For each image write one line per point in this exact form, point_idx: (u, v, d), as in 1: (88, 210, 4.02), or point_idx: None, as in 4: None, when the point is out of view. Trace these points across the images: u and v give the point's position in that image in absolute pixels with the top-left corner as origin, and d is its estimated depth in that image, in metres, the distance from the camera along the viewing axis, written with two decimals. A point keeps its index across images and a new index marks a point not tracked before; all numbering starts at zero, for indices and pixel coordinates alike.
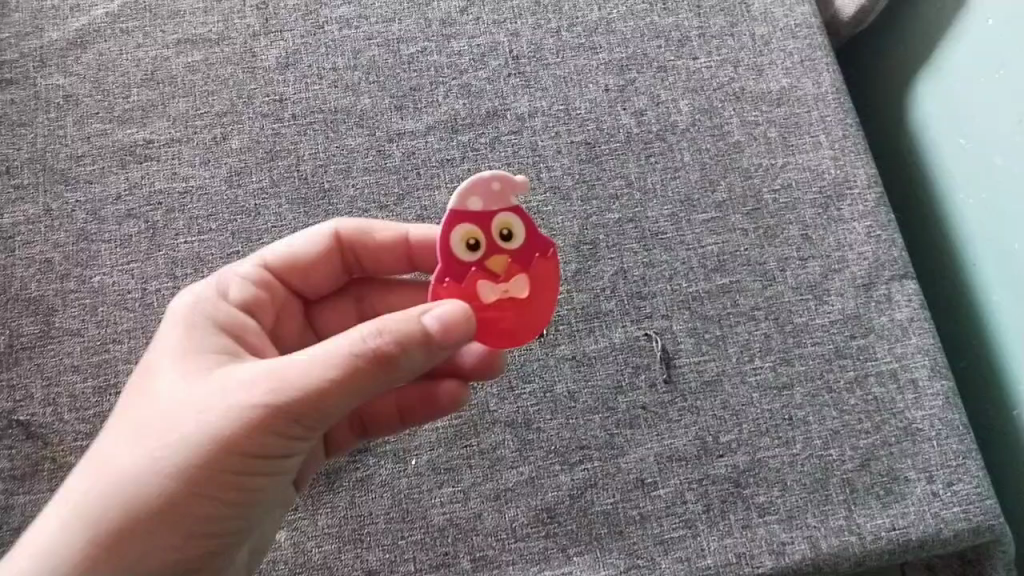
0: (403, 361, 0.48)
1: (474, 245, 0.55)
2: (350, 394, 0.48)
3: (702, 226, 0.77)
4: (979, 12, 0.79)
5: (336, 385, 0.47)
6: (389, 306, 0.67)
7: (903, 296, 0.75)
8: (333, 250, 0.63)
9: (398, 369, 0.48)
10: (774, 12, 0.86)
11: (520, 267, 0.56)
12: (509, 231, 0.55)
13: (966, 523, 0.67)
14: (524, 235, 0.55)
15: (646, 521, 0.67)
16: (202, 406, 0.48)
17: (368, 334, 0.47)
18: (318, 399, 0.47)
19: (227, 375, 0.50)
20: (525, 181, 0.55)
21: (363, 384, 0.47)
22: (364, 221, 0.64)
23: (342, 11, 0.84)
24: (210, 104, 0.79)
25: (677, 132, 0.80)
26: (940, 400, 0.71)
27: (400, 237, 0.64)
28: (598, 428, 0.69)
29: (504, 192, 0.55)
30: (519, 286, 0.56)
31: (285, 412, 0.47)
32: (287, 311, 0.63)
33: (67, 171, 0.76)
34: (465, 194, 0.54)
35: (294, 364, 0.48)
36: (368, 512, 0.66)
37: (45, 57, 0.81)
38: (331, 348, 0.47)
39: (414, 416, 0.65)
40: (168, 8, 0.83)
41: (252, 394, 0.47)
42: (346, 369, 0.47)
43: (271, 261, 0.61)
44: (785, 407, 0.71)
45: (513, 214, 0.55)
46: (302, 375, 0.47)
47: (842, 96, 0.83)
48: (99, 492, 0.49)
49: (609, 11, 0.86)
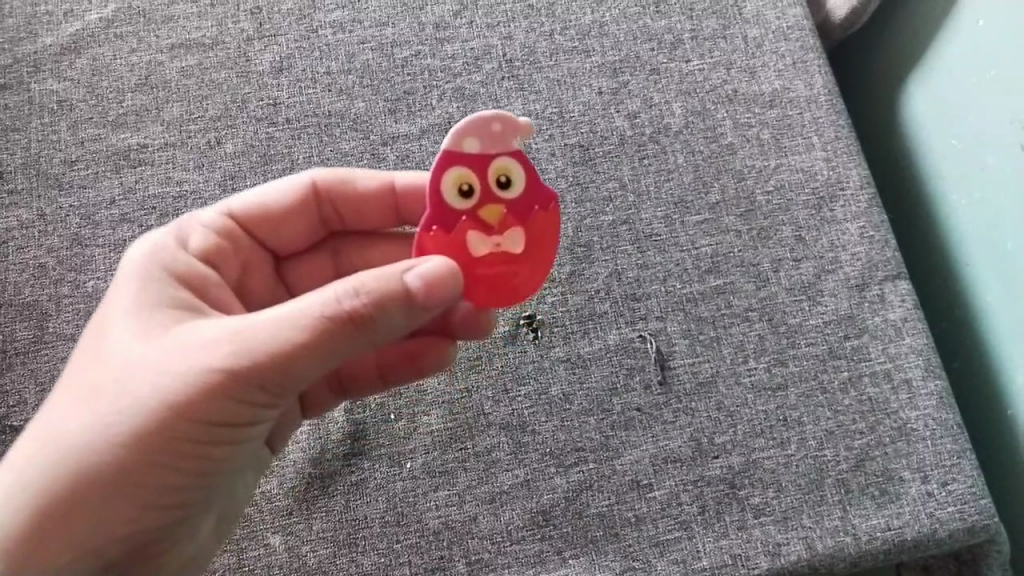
0: (381, 320, 0.48)
1: (466, 189, 0.54)
2: (327, 352, 0.48)
3: (696, 228, 0.77)
4: (970, 13, 0.79)
5: (305, 346, 0.47)
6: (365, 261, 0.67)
7: (896, 296, 0.75)
8: (309, 199, 0.63)
9: (374, 329, 0.48)
10: (767, 14, 0.87)
11: (515, 216, 0.55)
12: (505, 175, 0.55)
13: (961, 522, 0.67)
14: (522, 181, 0.55)
15: (641, 523, 0.67)
16: (165, 368, 0.49)
17: (346, 294, 0.47)
18: (286, 361, 0.47)
19: (192, 335, 0.50)
20: (526, 124, 0.55)
21: (334, 345, 0.48)
22: (340, 172, 0.64)
23: (336, 15, 0.84)
24: (204, 108, 0.79)
25: (670, 134, 0.81)
26: (934, 400, 0.71)
27: (375, 191, 0.64)
28: (593, 430, 0.69)
29: (504, 133, 0.54)
30: (513, 236, 0.55)
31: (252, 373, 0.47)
32: (257, 262, 0.64)
33: (61, 176, 0.76)
34: (463, 132, 0.54)
35: (262, 325, 0.48)
36: (363, 516, 0.66)
37: (39, 62, 0.81)
38: (302, 307, 0.47)
39: (392, 376, 0.66)
40: (162, 13, 0.83)
41: (229, 351, 0.47)
42: (316, 329, 0.47)
43: (239, 210, 0.62)
44: (779, 407, 0.71)
45: (512, 158, 0.55)
46: (269, 337, 0.47)
47: (835, 98, 0.84)
48: (58, 456, 0.49)
49: (603, 14, 0.86)
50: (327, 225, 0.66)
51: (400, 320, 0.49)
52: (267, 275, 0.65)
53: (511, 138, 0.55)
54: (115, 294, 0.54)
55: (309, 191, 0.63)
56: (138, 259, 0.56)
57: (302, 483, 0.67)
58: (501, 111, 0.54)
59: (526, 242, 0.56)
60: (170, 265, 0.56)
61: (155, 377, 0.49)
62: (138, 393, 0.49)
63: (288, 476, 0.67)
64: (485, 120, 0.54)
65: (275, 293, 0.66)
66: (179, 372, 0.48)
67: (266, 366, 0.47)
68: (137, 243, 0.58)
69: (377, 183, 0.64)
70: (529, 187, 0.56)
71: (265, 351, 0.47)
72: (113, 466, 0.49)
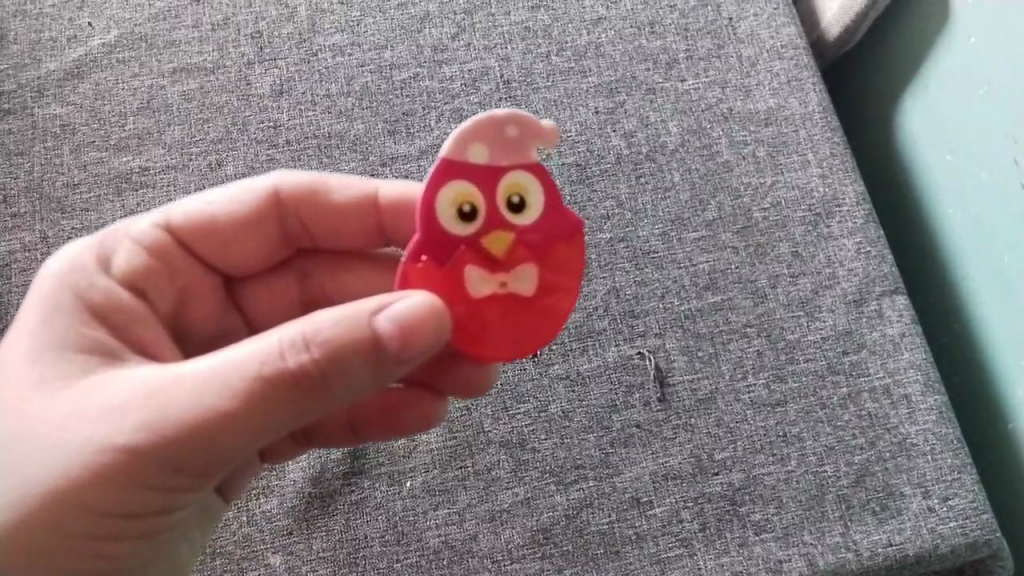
0: (347, 370, 0.46)
1: (471, 201, 0.51)
2: (290, 401, 0.45)
3: (693, 245, 0.77)
4: (959, 29, 0.79)
5: (256, 400, 0.45)
6: (332, 282, 0.67)
7: (894, 311, 0.76)
8: (270, 210, 0.62)
9: (339, 380, 0.46)
10: (760, 34, 0.88)
11: (522, 243, 0.52)
12: (515, 195, 0.51)
13: (963, 538, 0.67)
14: (534, 202, 0.52)
15: (642, 541, 0.66)
16: (107, 412, 0.47)
17: (308, 343, 0.45)
18: (236, 415, 0.45)
19: (137, 375, 0.48)
20: (549, 134, 0.51)
21: (297, 393, 0.45)
22: (304, 184, 0.63)
23: (336, 39, 0.85)
24: (205, 131, 0.80)
25: (666, 152, 0.81)
26: (933, 414, 0.71)
27: (338, 204, 0.64)
28: (593, 447, 0.70)
29: (522, 143, 0.51)
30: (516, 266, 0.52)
31: (199, 426, 0.45)
32: (203, 277, 0.63)
33: (63, 199, 0.77)
34: (467, 138, 0.51)
35: (210, 371, 0.46)
36: (363, 535, 0.66)
37: (42, 88, 0.82)
38: (254, 353, 0.45)
39: (365, 433, 0.64)
40: (163, 38, 0.85)
41: (184, 401, 0.46)
42: (267, 382, 0.45)
43: (181, 222, 0.60)
44: (779, 423, 0.71)
45: (526, 176, 0.52)
46: (219, 388, 0.45)
47: (830, 115, 0.85)
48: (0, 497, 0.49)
49: (598, 35, 0.87)
50: (291, 243, 0.66)
51: (361, 371, 0.46)
52: (215, 292, 0.64)
53: (527, 147, 0.51)
54: (35, 317, 0.52)
55: (267, 203, 0.62)
56: (59, 276, 0.54)
57: (302, 503, 0.67)
58: (516, 114, 0.51)
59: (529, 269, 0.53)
60: (98, 283, 0.54)
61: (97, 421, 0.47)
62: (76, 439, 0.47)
63: (288, 496, 0.67)
64: (497, 121, 0.51)
65: (228, 314, 0.65)
66: (122, 418, 0.46)
67: (215, 419, 0.45)
68: (57, 255, 0.56)
69: (351, 197, 0.64)
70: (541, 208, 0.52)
71: (214, 401, 0.45)
72: (56, 512, 0.48)
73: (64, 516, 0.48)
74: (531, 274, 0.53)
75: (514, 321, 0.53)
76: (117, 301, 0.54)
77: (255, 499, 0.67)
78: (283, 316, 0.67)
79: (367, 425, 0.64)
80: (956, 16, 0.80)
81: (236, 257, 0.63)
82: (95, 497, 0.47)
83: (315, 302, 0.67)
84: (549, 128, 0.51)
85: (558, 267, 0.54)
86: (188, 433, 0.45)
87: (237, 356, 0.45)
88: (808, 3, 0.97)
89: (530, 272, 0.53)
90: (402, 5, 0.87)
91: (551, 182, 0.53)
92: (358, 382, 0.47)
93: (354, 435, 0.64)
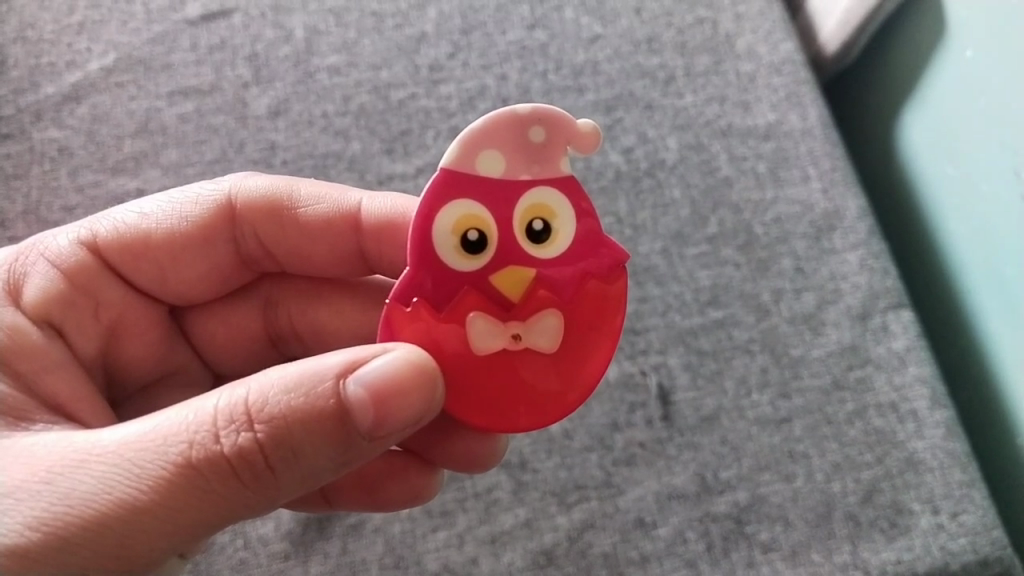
0: (307, 437, 0.44)
1: (479, 223, 0.48)
2: (243, 468, 0.44)
3: (694, 261, 0.77)
4: (955, 44, 0.79)
5: (208, 465, 0.44)
6: (298, 311, 0.69)
7: (900, 325, 0.73)
8: (217, 228, 0.64)
9: (297, 447, 0.44)
10: (758, 50, 0.87)
11: (541, 276, 0.49)
12: (535, 218, 0.48)
13: (974, 555, 0.64)
14: (558, 225, 0.49)
15: (646, 562, 0.65)
16: (36, 490, 0.45)
17: (268, 404, 0.44)
18: (180, 495, 0.44)
19: (72, 449, 0.46)
20: (588, 143, 0.48)
21: (250, 461, 0.44)
22: (262, 201, 0.64)
23: (332, 60, 0.85)
24: (201, 152, 0.80)
25: (666, 168, 0.81)
26: (941, 429, 0.69)
27: (304, 224, 0.65)
28: (595, 466, 0.68)
29: (540, 157, 0.48)
30: (533, 302, 0.49)
31: (145, 500, 0.44)
32: (134, 300, 0.64)
33: (60, 222, 0.77)
34: (479, 144, 0.48)
35: (153, 444, 0.44)
36: (361, 560, 0.64)
37: (40, 111, 0.82)
38: (201, 426, 0.44)
39: (338, 501, 0.62)
40: (161, 61, 0.85)
41: (136, 462, 0.44)
42: (213, 458, 0.44)
43: (109, 242, 0.61)
44: (785, 440, 0.69)
45: (551, 197, 0.48)
46: (164, 465, 0.44)
47: (830, 130, 0.82)
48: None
49: (595, 53, 0.87)
50: (249, 265, 0.68)
51: (319, 450, 0.44)
52: (151, 318, 0.65)
53: (554, 158, 0.48)
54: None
55: (214, 220, 0.64)
56: None
57: (299, 526, 0.65)
58: (542, 115, 0.48)
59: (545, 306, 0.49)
60: (7, 317, 0.54)
61: (19, 502, 0.45)
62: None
63: (284, 519, 0.65)
64: (520, 119, 0.48)
65: (176, 344, 0.68)
66: (56, 497, 0.45)
67: (162, 496, 0.44)
68: None
69: (314, 216, 0.65)
70: (567, 234, 0.49)
71: (160, 476, 0.44)
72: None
73: None
74: (550, 312, 0.49)
75: (525, 369, 0.49)
76: (25, 334, 0.55)
77: (251, 522, 0.65)
78: (243, 342, 0.70)
79: (342, 496, 0.62)
80: (952, 31, 0.80)
81: (173, 277, 0.64)
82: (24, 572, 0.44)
83: (280, 330, 0.70)
84: (587, 129, 0.48)
85: (585, 307, 0.50)
86: (126, 516, 0.44)
87: (182, 427, 0.44)
88: (807, 21, 0.97)
89: (552, 313, 0.49)
90: (398, 25, 0.88)
91: (580, 201, 0.49)
92: (315, 462, 0.45)
93: (328, 503, 0.63)
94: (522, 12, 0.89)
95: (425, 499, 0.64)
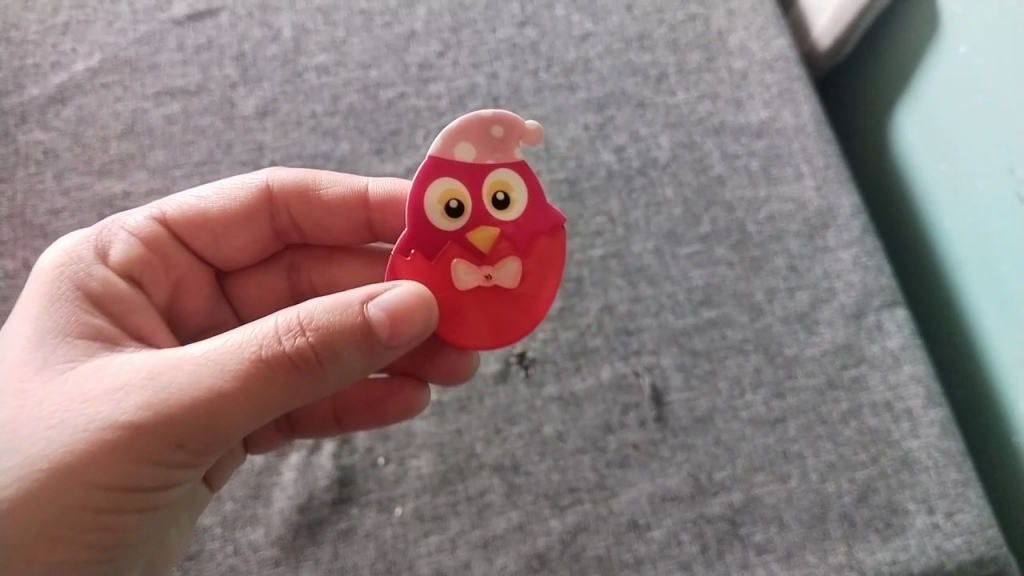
0: (341, 353, 0.47)
1: (457, 202, 0.51)
2: (286, 383, 0.47)
3: (687, 260, 0.76)
4: (949, 39, 0.79)
5: (254, 381, 0.46)
6: (323, 278, 0.69)
7: (894, 323, 0.73)
8: (261, 207, 0.64)
9: (333, 361, 0.47)
10: (751, 46, 0.86)
11: (507, 240, 0.52)
12: (500, 189, 0.51)
13: (970, 555, 0.64)
14: (518, 195, 0.52)
15: (640, 565, 0.64)
16: (83, 408, 0.46)
17: (309, 324, 0.47)
18: (227, 407, 0.46)
19: (116, 367, 0.48)
20: (537, 131, 0.51)
21: (290, 376, 0.46)
22: (299, 180, 0.65)
23: (321, 59, 0.84)
24: (188, 154, 0.79)
25: (658, 167, 0.80)
26: (936, 428, 0.69)
27: (343, 197, 0.65)
28: (589, 469, 0.68)
29: (505, 141, 0.51)
30: (501, 255, 0.52)
31: (196, 411, 0.46)
32: (194, 272, 0.64)
33: (46, 225, 0.76)
34: (457, 134, 0.51)
35: (199, 360, 0.46)
36: (352, 565, 0.64)
37: (25, 114, 0.81)
38: (248, 338, 0.46)
39: (348, 420, 0.64)
40: (147, 62, 0.84)
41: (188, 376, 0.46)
42: (262, 366, 0.46)
43: (178, 216, 0.62)
44: (779, 441, 0.69)
45: (512, 172, 0.51)
46: (213, 375, 0.46)
47: (823, 126, 0.82)
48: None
49: (586, 50, 0.86)
50: (280, 238, 0.67)
51: (355, 361, 0.48)
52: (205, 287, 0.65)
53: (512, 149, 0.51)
54: (35, 305, 0.52)
55: (259, 201, 0.64)
56: (56, 269, 0.54)
57: (289, 532, 0.64)
58: (504, 115, 0.51)
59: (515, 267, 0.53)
60: (96, 272, 0.55)
61: (73, 417, 0.46)
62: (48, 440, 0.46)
63: (274, 525, 0.65)
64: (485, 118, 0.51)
65: (217, 312, 0.67)
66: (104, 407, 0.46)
67: (214, 407, 0.46)
68: (52, 248, 0.56)
69: (335, 195, 0.65)
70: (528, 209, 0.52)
71: (211, 389, 0.46)
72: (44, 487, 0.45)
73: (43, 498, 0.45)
74: (516, 270, 0.53)
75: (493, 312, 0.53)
76: (114, 283, 0.55)
77: (241, 528, 0.64)
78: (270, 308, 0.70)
79: (352, 416, 0.64)
80: (945, 27, 0.79)
81: (225, 250, 0.65)
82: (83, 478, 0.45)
83: (303, 294, 0.70)
84: (531, 127, 0.51)
85: (543, 267, 0.53)
86: (177, 424, 0.46)
87: (233, 346, 0.46)
88: (799, 17, 0.96)
89: (515, 270, 0.52)
90: (387, 24, 0.87)
91: (535, 179, 0.52)
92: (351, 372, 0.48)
93: (339, 425, 0.64)
94: (513, 9, 0.88)
95: (418, 412, 0.65)
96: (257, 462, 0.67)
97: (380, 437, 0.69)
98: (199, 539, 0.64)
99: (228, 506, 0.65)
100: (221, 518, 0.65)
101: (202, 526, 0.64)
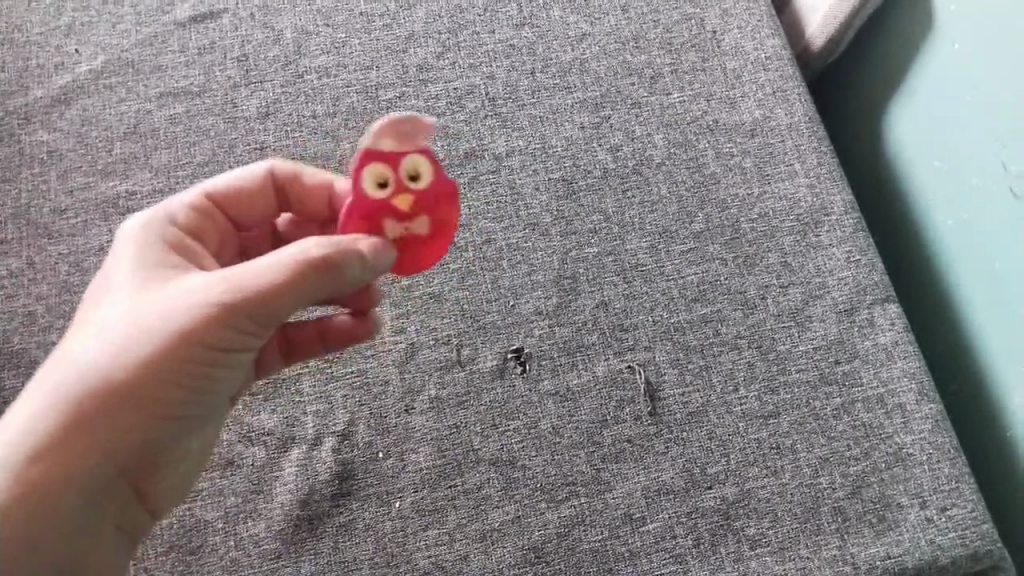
0: (346, 269, 0.52)
1: (383, 184, 0.53)
2: (309, 290, 0.52)
3: (681, 257, 0.77)
4: (944, 38, 0.80)
5: (284, 287, 0.51)
6: None
7: (886, 319, 0.75)
8: (265, 190, 0.64)
9: (340, 273, 0.52)
10: (745, 46, 0.88)
11: (423, 207, 0.55)
12: (412, 172, 0.53)
13: (963, 549, 0.66)
14: (426, 172, 0.54)
15: (634, 558, 0.66)
16: (140, 328, 0.52)
17: (319, 246, 0.51)
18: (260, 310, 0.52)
19: (170, 289, 0.53)
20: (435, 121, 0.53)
21: (313, 281, 0.52)
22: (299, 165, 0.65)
23: (321, 61, 0.86)
24: (192, 154, 0.81)
25: (653, 166, 0.81)
26: (928, 423, 0.71)
27: (326, 185, 0.64)
28: (584, 463, 0.69)
29: (415, 132, 0.53)
30: (417, 215, 0.55)
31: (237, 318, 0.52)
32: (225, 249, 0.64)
33: (51, 225, 0.77)
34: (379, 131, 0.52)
35: (237, 280, 0.52)
36: (352, 558, 0.65)
37: (29, 114, 0.82)
38: (284, 251, 0.52)
39: (331, 339, 0.68)
40: (150, 63, 0.85)
41: (224, 293, 0.51)
42: (293, 279, 0.51)
43: (213, 189, 0.63)
44: (772, 435, 0.70)
45: (419, 153, 0.54)
46: (251, 278, 0.51)
47: (815, 125, 0.84)
48: (16, 426, 0.51)
49: (583, 51, 0.87)
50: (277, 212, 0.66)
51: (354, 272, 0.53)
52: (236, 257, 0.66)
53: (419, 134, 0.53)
54: (119, 253, 0.57)
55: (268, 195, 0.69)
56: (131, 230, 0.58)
57: (290, 526, 0.65)
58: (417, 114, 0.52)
59: (433, 229, 0.56)
60: (168, 233, 0.59)
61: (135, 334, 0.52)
62: (110, 345, 0.52)
63: (276, 518, 0.66)
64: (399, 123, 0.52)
65: None
66: (158, 314, 0.52)
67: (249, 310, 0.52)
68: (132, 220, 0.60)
69: (320, 180, 0.64)
70: (428, 180, 0.54)
71: (248, 298, 0.51)
72: (113, 395, 0.51)
73: (113, 406, 0.51)
74: (428, 227, 0.56)
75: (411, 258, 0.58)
76: (174, 238, 0.59)
77: (242, 522, 0.66)
78: None
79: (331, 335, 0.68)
80: (940, 26, 0.80)
81: (244, 224, 0.65)
82: (145, 385, 0.51)
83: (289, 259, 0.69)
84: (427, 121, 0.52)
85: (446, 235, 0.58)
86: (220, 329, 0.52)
87: (265, 265, 0.51)
88: (793, 16, 0.98)
89: (424, 223, 0.56)
90: (387, 26, 0.88)
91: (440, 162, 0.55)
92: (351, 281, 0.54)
93: (322, 343, 0.68)
94: (510, 10, 0.89)
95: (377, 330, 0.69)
96: (258, 457, 0.68)
97: (379, 430, 0.69)
98: (201, 533, 0.65)
99: (230, 501, 0.66)
100: (223, 512, 0.66)
101: (204, 521, 0.66)
